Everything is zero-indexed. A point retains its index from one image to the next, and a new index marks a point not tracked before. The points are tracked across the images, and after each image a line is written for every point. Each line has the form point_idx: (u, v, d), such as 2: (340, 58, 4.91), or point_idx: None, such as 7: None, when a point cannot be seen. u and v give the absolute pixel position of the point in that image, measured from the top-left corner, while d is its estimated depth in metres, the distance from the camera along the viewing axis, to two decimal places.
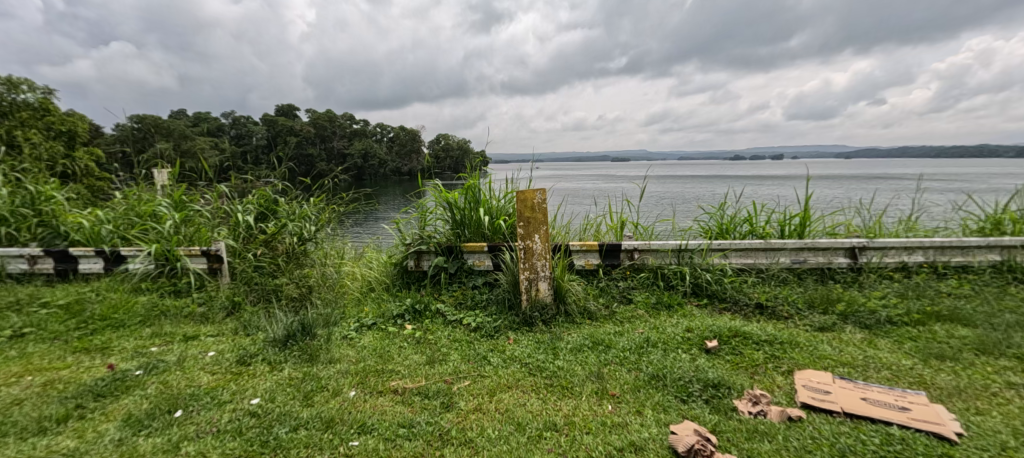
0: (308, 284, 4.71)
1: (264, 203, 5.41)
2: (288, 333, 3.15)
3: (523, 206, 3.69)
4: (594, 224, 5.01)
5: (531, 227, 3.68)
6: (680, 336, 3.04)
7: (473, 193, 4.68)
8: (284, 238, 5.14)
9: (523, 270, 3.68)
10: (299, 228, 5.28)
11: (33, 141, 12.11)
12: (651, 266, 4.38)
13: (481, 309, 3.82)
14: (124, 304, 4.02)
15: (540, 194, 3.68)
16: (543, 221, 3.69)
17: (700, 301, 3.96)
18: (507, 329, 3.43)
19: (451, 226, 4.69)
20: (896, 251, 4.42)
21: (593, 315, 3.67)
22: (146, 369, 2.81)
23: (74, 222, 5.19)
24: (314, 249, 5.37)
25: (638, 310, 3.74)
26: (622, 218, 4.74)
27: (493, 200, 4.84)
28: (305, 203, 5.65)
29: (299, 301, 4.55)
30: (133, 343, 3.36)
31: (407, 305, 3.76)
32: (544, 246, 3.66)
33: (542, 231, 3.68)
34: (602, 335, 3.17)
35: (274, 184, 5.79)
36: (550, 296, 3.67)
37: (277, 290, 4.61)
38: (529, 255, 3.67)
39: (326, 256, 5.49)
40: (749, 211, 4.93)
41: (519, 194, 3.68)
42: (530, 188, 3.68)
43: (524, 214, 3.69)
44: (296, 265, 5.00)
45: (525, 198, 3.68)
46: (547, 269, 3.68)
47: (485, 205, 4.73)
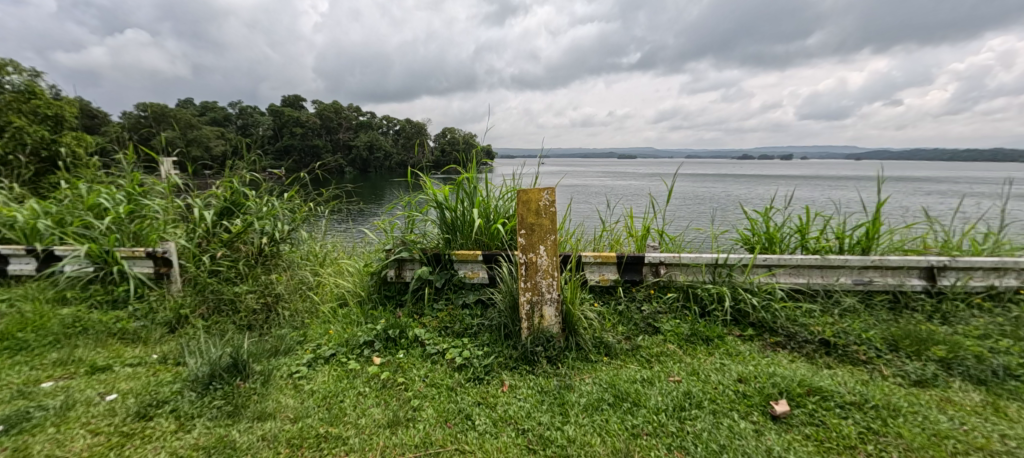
0: (273, 296, 4.01)
1: (229, 197, 4.69)
2: (212, 372, 2.36)
3: (523, 208, 2.92)
4: (612, 231, 4.24)
5: (534, 235, 2.92)
6: (732, 391, 2.32)
7: (465, 190, 3.91)
8: (250, 237, 4.47)
9: (525, 290, 2.92)
10: (269, 227, 4.54)
11: (13, 124, 11.54)
12: (679, 284, 3.66)
13: (471, 338, 3.05)
14: (37, 318, 3.30)
15: (548, 192, 2.91)
16: (552, 227, 2.92)
17: (744, 332, 3.21)
18: (500, 369, 2.67)
19: (441, 230, 3.95)
20: (984, 272, 3.66)
21: (611, 350, 2.89)
22: (9, 422, 2.05)
23: (7, 215, 4.48)
24: (289, 251, 4.77)
25: (669, 345, 2.96)
26: (646, 225, 3.96)
27: (491, 200, 4.07)
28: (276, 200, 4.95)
29: (260, 316, 3.82)
30: (24, 376, 2.63)
31: (378, 330, 3.00)
32: (549, 261, 2.90)
33: (548, 241, 2.92)
34: (626, 383, 2.41)
35: (244, 177, 5.09)
36: (557, 325, 2.91)
37: (234, 302, 3.90)
38: (532, 271, 2.91)
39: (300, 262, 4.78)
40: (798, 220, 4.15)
41: (520, 192, 2.92)
42: (535, 187, 2.92)
43: (526, 220, 2.92)
44: (266, 270, 4.41)
45: (528, 198, 2.92)
46: (554, 290, 2.91)
47: (481, 206, 3.95)
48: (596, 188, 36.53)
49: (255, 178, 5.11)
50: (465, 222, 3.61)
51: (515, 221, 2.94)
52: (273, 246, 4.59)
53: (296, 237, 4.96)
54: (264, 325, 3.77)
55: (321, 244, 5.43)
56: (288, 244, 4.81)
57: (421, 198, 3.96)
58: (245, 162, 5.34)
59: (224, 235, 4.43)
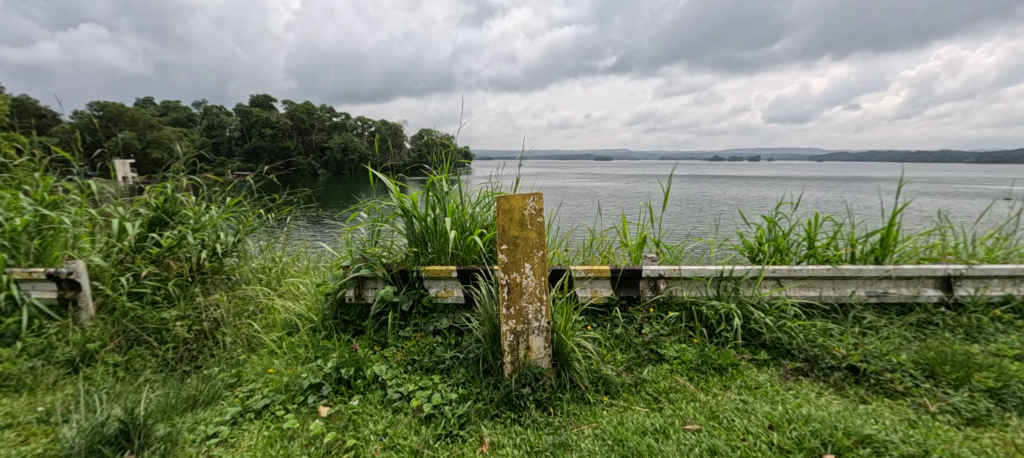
0: (209, 321, 3.53)
1: (161, 206, 4.07)
2: (93, 445, 1.85)
3: (505, 219, 2.42)
4: (603, 239, 3.80)
5: (518, 251, 2.43)
6: (764, 444, 1.94)
7: (436, 196, 3.39)
8: (185, 252, 3.90)
9: (508, 318, 2.42)
10: (208, 240, 4.02)
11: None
12: (680, 300, 3.24)
13: (444, 375, 2.55)
14: None
15: (534, 198, 2.42)
16: (539, 241, 2.44)
17: (757, 356, 2.81)
18: (478, 419, 2.20)
19: (409, 243, 3.42)
20: (1001, 280, 3.35)
21: (612, 388, 2.43)
22: None
23: None
24: (234, 266, 4.24)
25: (679, 379, 2.51)
26: (642, 234, 3.53)
27: (467, 208, 3.56)
28: (215, 209, 4.35)
29: (190, 346, 3.36)
30: None
31: (328, 370, 2.45)
32: (537, 282, 2.42)
33: (535, 258, 2.43)
34: (636, 436, 2.02)
35: (181, 182, 4.46)
36: (547, 358, 2.43)
37: (161, 331, 3.41)
38: (516, 294, 2.42)
39: (246, 279, 4.28)
40: (806, 226, 3.79)
41: (501, 200, 2.42)
42: (518, 193, 2.43)
43: (509, 232, 2.42)
44: (204, 290, 3.88)
45: (510, 206, 2.43)
46: (543, 317, 2.43)
47: (455, 214, 3.43)
48: (573, 189, 36.33)
49: (194, 184, 4.49)
50: (435, 232, 3.09)
51: (495, 234, 2.44)
52: (214, 261, 4.05)
53: (241, 250, 4.35)
54: (195, 358, 3.33)
55: (274, 257, 4.82)
56: (235, 260, 4.29)
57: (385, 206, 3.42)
58: (184, 166, 4.71)
59: (151, 250, 3.82)
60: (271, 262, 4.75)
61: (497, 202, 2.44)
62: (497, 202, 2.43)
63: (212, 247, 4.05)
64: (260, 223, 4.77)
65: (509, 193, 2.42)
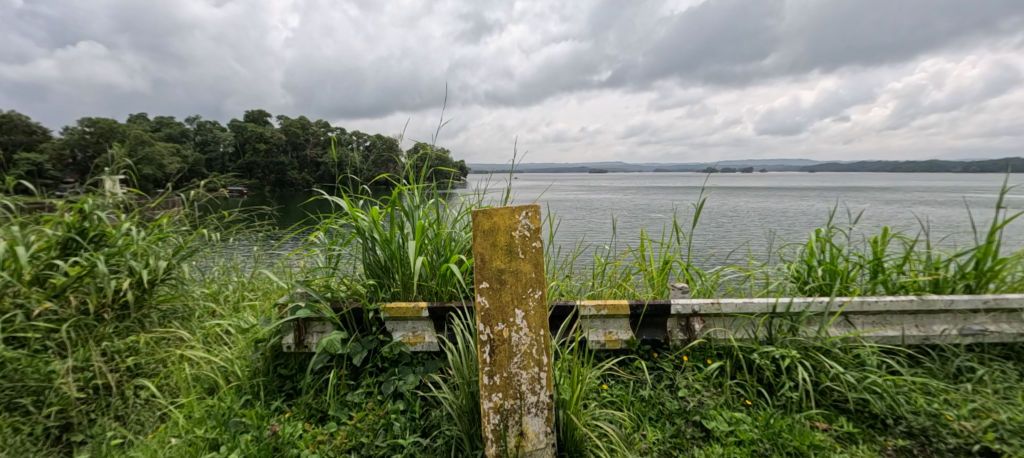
0: (113, 374, 2.84)
1: (74, 224, 3.30)
2: None
3: (486, 244, 1.67)
4: (617, 265, 3.03)
5: (506, 291, 1.66)
6: None
7: (402, 211, 2.62)
8: (96, 283, 3.13)
9: (491, 392, 1.65)
10: (129, 265, 3.29)
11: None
12: (721, 345, 2.47)
13: None
14: None
15: (529, 213, 1.67)
16: (537, 275, 1.67)
17: (839, 427, 2.03)
18: None
19: (367, 274, 2.64)
20: None
21: None
22: None
23: None
24: (162, 299, 3.47)
25: None
26: (669, 258, 2.76)
27: (444, 227, 2.79)
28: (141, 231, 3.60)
29: (80, 408, 2.66)
30: None
31: None
32: (532, 338, 1.65)
33: (531, 301, 1.66)
34: None
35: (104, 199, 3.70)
36: (549, 450, 1.66)
37: (45, 391, 2.64)
38: (503, 356, 1.65)
39: (178, 315, 3.56)
40: (871, 246, 3.02)
41: (481, 216, 1.67)
42: (505, 207, 1.67)
43: (491, 263, 1.66)
44: (121, 333, 3.17)
45: (494, 225, 1.68)
46: (542, 389, 1.66)
47: (429, 236, 2.66)
48: (570, 201, 35.59)
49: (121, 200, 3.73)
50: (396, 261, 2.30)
51: (472, 266, 1.68)
52: (137, 294, 3.31)
53: (175, 280, 3.60)
54: (85, 424, 2.65)
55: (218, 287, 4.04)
56: (165, 290, 3.54)
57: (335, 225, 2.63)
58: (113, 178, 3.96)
59: (53, 281, 3.05)
60: (215, 293, 3.97)
61: (473, 219, 1.68)
62: (474, 218, 1.68)
63: (134, 277, 3.32)
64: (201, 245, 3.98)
65: (492, 207, 1.67)
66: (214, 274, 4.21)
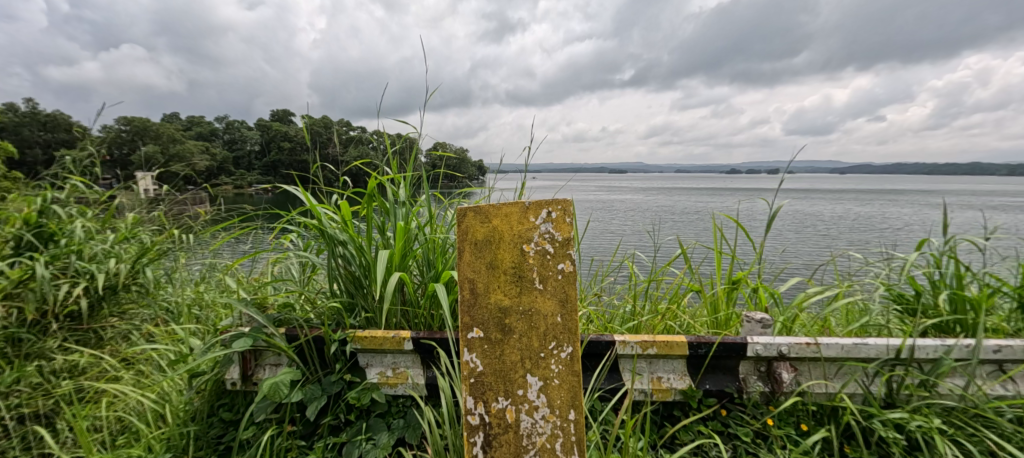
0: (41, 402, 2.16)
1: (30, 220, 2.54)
2: None
3: (478, 263, 1.05)
4: (664, 281, 2.32)
5: (511, 345, 1.03)
6: None
7: (382, 209, 1.96)
8: (38, 289, 2.37)
9: None
10: (86, 267, 2.52)
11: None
12: (823, 404, 1.77)
13: None
14: None
15: (550, 217, 1.06)
16: (563, 318, 1.03)
17: None
18: None
19: (336, 290, 1.98)
20: None
21: None
22: None
23: None
24: (128, 309, 2.76)
25: None
26: (744, 276, 2.03)
27: (439, 231, 2.14)
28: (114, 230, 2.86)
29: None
30: None
31: None
32: (553, 424, 1.01)
33: (551, 364, 1.01)
34: None
35: (64, 190, 3.02)
36: None
37: None
38: (505, 453, 1.01)
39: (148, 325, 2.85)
40: (1008, 265, 2.27)
41: (471, 219, 1.08)
42: (510, 206, 1.05)
43: (487, 295, 1.03)
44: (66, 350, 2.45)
45: (493, 235, 1.06)
46: None
47: (421, 242, 1.99)
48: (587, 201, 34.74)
49: (86, 192, 3.07)
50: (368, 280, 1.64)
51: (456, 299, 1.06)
52: (93, 302, 2.58)
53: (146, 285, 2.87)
54: None
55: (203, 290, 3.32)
56: (133, 299, 2.79)
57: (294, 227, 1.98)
58: (79, 167, 3.34)
59: None
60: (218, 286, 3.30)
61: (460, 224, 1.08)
62: (461, 221, 1.08)
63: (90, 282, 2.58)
64: (183, 242, 3.30)
65: (491, 207, 1.08)
66: (212, 268, 3.58)
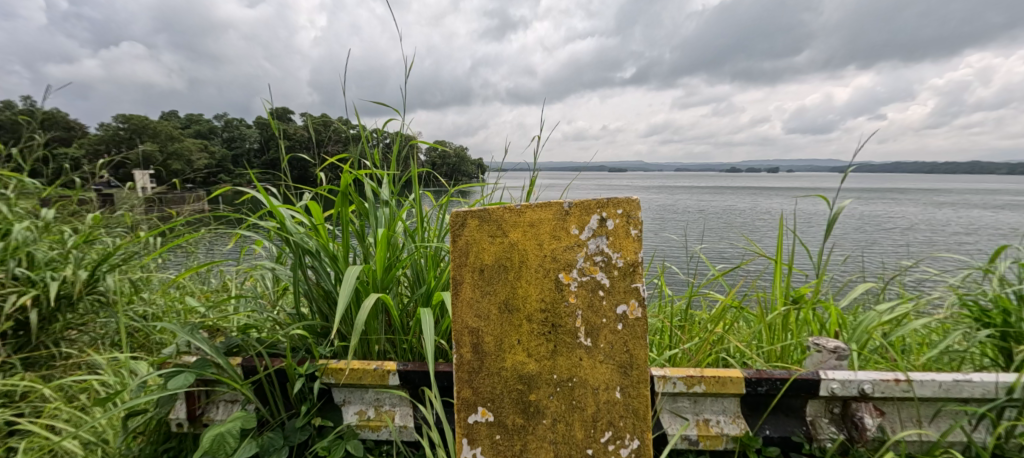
0: None
1: None
2: None
3: (494, 307, 1.22)
4: (703, 297, 1.94)
5: (535, 435, 1.20)
6: None
7: (361, 210, 1.60)
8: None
9: None
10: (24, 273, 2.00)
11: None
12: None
13: None
14: None
15: (590, 225, 1.23)
16: (610, 362, 1.21)
17: None
18: None
19: (305, 310, 1.60)
20: None
21: None
22: None
23: None
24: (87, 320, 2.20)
25: None
26: (811, 293, 1.65)
27: (433, 236, 1.76)
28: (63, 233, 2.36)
29: None
30: None
31: None
32: None
33: (597, 423, 1.20)
34: None
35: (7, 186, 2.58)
36: None
37: None
38: None
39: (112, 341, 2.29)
40: None
41: (481, 240, 1.23)
42: (536, 279, 1.22)
43: (505, 357, 1.21)
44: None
45: (519, 312, 1.22)
46: None
47: (412, 251, 1.62)
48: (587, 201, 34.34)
49: (33, 188, 2.63)
50: (339, 303, 1.26)
51: (461, 338, 1.22)
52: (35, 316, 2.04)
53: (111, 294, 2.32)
54: None
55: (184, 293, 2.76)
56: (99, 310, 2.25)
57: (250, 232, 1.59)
58: (29, 162, 2.90)
59: None
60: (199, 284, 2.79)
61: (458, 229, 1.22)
62: (470, 251, 1.23)
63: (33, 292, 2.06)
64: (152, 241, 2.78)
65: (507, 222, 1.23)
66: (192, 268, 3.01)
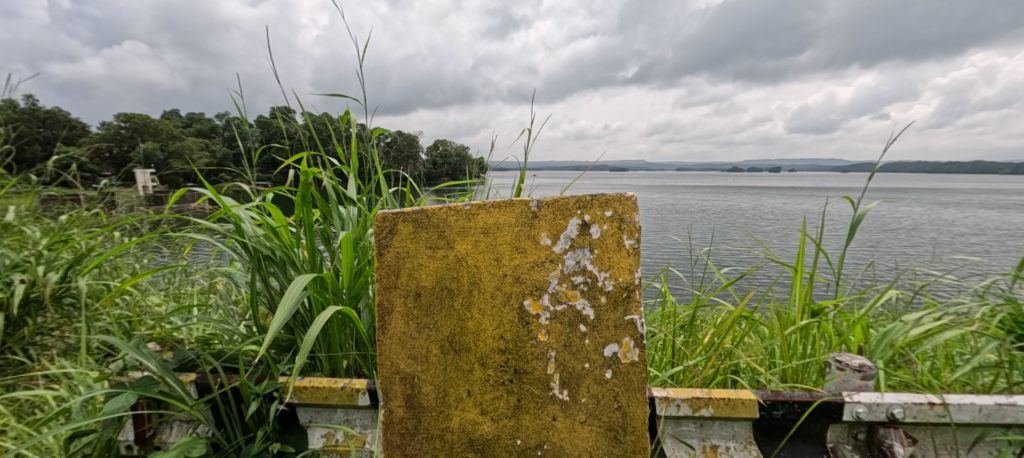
0: None
1: None
2: None
3: (437, 349, 1.15)
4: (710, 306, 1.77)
5: None
6: None
7: (325, 210, 1.46)
8: None
9: None
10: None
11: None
12: None
13: None
14: None
15: (567, 234, 1.13)
16: (592, 417, 1.11)
17: None
18: None
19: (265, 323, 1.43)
20: None
21: None
22: None
23: None
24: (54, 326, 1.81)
25: None
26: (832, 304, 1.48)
27: None
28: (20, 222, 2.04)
29: None
30: None
31: None
32: None
33: None
34: None
35: None
36: None
37: None
38: None
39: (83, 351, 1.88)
40: None
41: (419, 263, 1.15)
42: (496, 330, 1.15)
43: (452, 416, 1.14)
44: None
45: (470, 361, 1.15)
46: None
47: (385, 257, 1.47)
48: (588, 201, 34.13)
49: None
50: (273, 324, 1.07)
51: (394, 376, 1.15)
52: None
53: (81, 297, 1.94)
54: None
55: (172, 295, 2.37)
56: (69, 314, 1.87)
57: (203, 235, 1.43)
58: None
59: None
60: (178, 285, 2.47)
61: (384, 226, 1.15)
62: (405, 277, 1.15)
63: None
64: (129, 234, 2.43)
65: (446, 241, 1.15)
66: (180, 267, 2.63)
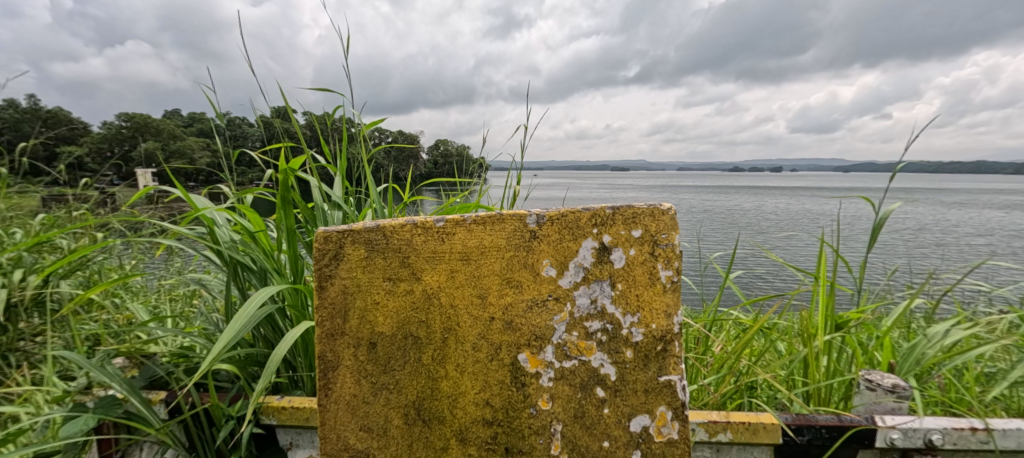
0: None
1: None
2: None
3: (399, 418, 1.04)
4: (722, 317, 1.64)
5: None
6: None
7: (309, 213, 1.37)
8: None
9: None
10: None
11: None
12: None
13: None
14: None
15: (576, 267, 1.03)
16: None
17: None
18: None
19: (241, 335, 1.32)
20: None
21: None
22: None
23: None
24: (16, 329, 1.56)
25: None
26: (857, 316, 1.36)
27: None
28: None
29: None
30: None
31: None
32: None
33: None
34: None
35: None
36: None
37: None
38: None
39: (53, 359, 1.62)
40: None
41: (373, 299, 1.05)
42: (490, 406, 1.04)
43: None
44: None
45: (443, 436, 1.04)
46: None
47: None
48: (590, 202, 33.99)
49: None
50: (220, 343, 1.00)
51: (342, 452, 1.04)
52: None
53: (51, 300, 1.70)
54: None
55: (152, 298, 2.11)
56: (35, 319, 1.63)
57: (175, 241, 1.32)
58: None
59: None
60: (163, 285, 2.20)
61: (327, 250, 1.04)
62: (354, 319, 1.05)
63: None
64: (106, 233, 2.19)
65: (406, 271, 1.05)
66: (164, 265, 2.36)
